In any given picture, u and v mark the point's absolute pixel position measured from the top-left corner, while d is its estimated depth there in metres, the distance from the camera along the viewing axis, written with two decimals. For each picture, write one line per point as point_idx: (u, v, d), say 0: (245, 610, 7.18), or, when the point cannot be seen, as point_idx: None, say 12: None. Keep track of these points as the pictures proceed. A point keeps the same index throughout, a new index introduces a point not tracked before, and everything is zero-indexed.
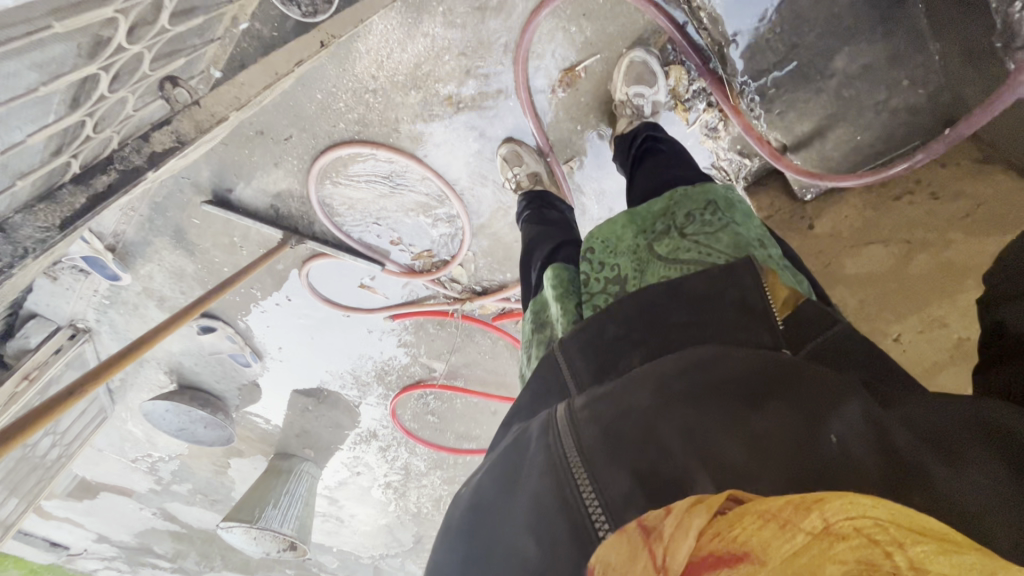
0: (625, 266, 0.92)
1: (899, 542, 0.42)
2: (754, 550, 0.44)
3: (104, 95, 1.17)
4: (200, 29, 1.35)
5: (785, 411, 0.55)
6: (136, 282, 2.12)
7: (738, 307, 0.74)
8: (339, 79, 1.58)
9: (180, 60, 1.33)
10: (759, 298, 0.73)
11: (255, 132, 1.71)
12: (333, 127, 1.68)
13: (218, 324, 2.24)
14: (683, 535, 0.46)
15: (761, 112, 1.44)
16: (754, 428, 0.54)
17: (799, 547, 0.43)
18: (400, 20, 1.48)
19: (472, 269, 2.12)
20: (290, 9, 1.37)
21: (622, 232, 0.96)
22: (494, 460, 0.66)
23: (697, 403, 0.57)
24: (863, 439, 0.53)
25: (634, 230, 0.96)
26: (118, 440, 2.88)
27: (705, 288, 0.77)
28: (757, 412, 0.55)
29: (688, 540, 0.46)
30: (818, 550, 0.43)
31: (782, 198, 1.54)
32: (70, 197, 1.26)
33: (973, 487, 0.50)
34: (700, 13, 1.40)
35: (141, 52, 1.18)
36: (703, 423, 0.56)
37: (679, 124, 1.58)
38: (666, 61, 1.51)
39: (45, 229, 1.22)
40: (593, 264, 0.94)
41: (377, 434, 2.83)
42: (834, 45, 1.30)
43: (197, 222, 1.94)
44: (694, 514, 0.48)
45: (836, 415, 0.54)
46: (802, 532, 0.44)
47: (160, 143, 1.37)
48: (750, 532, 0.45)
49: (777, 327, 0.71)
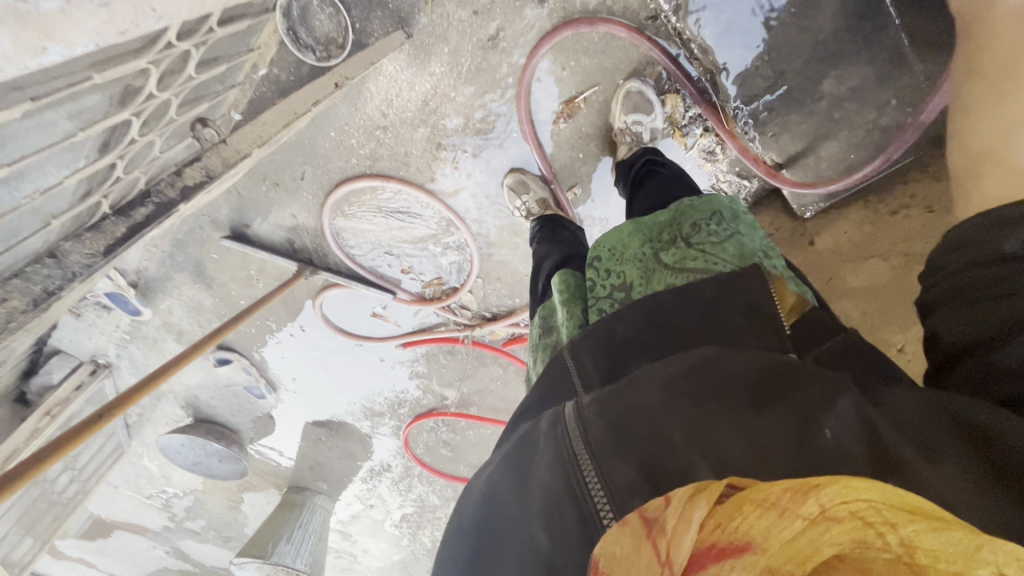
0: (632, 274, 0.95)
1: (891, 522, 0.50)
2: (756, 538, 0.51)
3: (133, 139, 1.25)
4: (222, 76, 1.45)
5: (782, 407, 0.57)
6: (156, 317, 2.19)
7: (747, 310, 0.77)
8: (351, 118, 1.67)
9: (203, 105, 1.42)
10: (768, 304, 0.77)
11: (273, 169, 1.80)
12: (346, 163, 1.76)
13: (233, 356, 2.29)
14: (687, 528, 0.51)
15: (755, 135, 1.49)
16: (753, 423, 0.56)
17: (796, 529, 0.51)
18: (407, 61, 1.57)
19: (481, 296, 2.16)
20: (306, 54, 1.51)
21: (629, 240, 0.99)
22: (501, 459, 0.68)
23: (700, 400, 0.59)
24: (854, 433, 0.55)
25: (642, 238, 1.00)
26: (134, 475, 2.90)
27: (713, 293, 0.79)
28: (756, 409, 0.57)
29: (690, 533, 0.51)
30: (813, 532, 0.52)
31: (784, 216, 1.59)
32: (113, 226, 1.37)
33: (953, 479, 0.52)
34: (691, 45, 1.45)
35: (168, 98, 1.26)
36: (705, 419, 0.57)
37: (678, 149, 1.62)
38: (661, 90, 1.56)
39: (91, 256, 1.33)
40: (600, 271, 0.98)
41: (389, 466, 2.81)
42: (821, 69, 1.36)
43: (216, 257, 2.02)
44: (697, 506, 0.51)
45: (830, 411, 0.56)
46: (799, 517, 0.51)
47: (192, 177, 1.46)
48: (751, 524, 0.51)
49: (784, 333, 0.74)
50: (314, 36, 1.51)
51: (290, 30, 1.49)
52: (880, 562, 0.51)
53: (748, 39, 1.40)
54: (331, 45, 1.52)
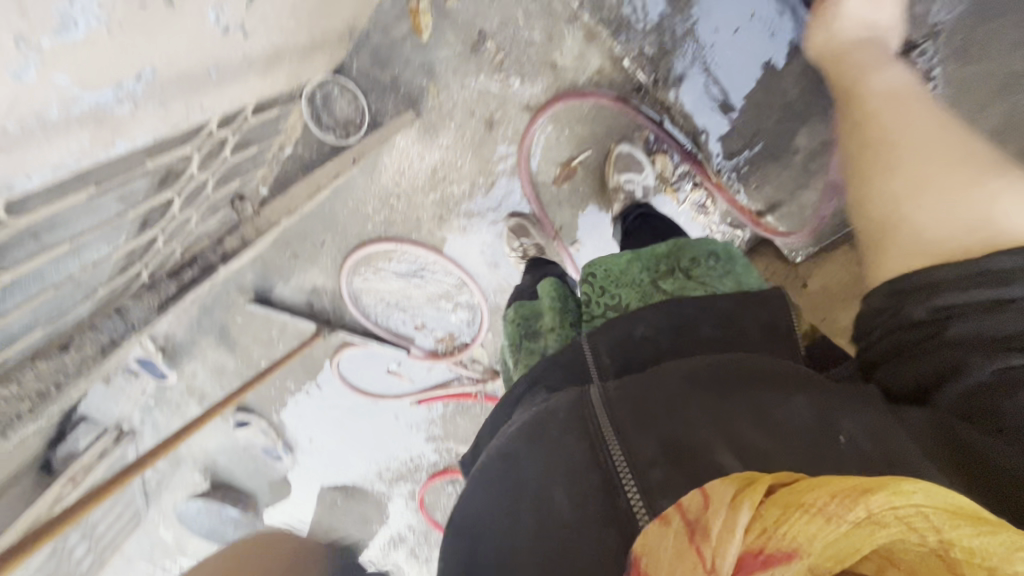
0: (629, 297, 1.01)
1: (939, 527, 0.50)
2: (802, 545, 0.49)
3: (173, 215, 1.39)
4: (253, 157, 1.62)
5: (804, 404, 0.63)
6: (181, 381, 2.28)
7: (763, 326, 0.83)
8: (368, 188, 1.83)
9: (235, 182, 1.58)
10: (785, 323, 0.83)
11: (295, 237, 1.95)
12: (362, 228, 1.91)
13: (252, 418, 2.35)
14: (731, 536, 0.49)
15: (740, 186, 1.61)
16: (775, 415, 0.62)
17: (842, 533, 0.49)
18: (418, 137, 1.73)
19: (492, 350, 2.22)
20: (327, 133, 1.69)
21: (629, 265, 1.06)
22: (508, 440, 0.68)
23: (727, 391, 0.65)
24: (867, 437, 0.61)
25: (639, 265, 1.06)
26: (149, 546, 2.87)
27: (732, 306, 0.85)
28: (779, 402, 0.63)
29: (734, 539, 0.49)
30: (860, 534, 0.50)
31: (775, 261, 1.65)
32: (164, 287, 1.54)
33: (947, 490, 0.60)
34: (673, 110, 1.61)
35: (206, 178, 1.41)
36: (730, 407, 0.64)
37: (671, 204, 1.72)
38: (649, 150, 1.68)
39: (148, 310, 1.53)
40: (595, 287, 1.04)
41: (404, 534, 2.72)
42: (793, 126, 1.48)
43: (240, 320, 2.14)
44: (740, 511, 0.50)
45: (847, 416, 0.63)
46: (848, 522, 0.49)
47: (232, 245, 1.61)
48: (797, 530, 0.49)
49: (798, 348, 0.82)
50: (334, 118, 1.70)
51: (314, 115, 1.68)
52: (913, 555, 0.50)
53: (721, 103, 1.54)
54: (350, 125, 1.70)
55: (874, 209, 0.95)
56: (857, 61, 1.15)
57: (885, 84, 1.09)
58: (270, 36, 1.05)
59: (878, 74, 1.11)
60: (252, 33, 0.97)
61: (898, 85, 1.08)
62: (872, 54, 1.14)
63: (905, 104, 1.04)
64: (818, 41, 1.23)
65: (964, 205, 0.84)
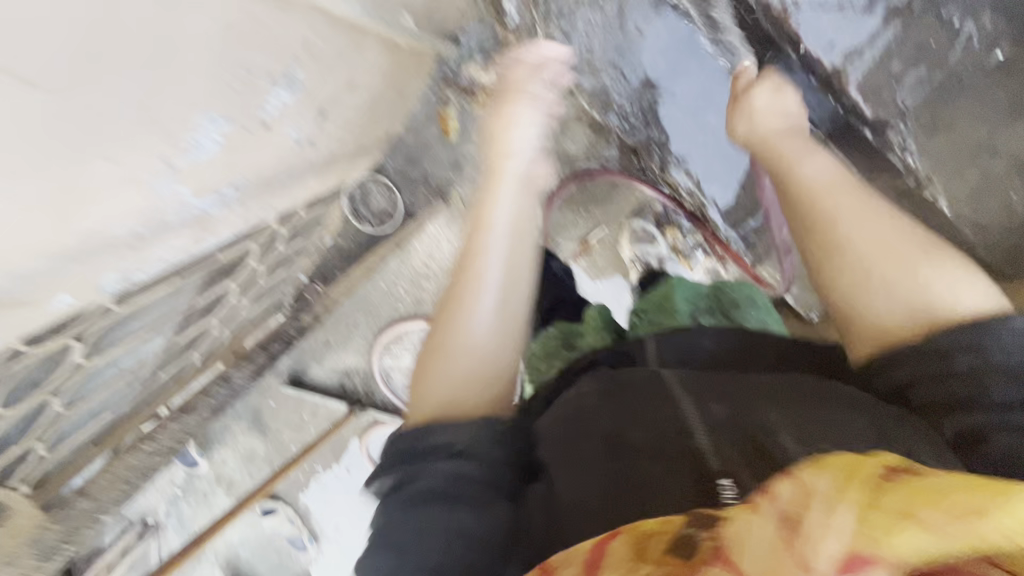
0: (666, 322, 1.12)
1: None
2: (900, 557, 0.40)
3: (228, 303, 1.50)
4: (300, 249, 1.80)
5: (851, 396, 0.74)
6: (211, 469, 2.29)
7: (816, 357, 0.92)
8: (401, 271, 1.99)
9: (283, 271, 1.73)
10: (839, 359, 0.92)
11: (331, 321, 2.08)
12: (393, 308, 2.04)
13: (280, 505, 2.33)
14: (832, 533, 0.42)
15: (750, 252, 1.67)
16: (826, 395, 0.74)
17: (937, 545, 0.41)
18: (446, 224, 1.90)
19: None
20: (365, 225, 1.88)
21: (669, 294, 1.18)
22: (597, 399, 0.81)
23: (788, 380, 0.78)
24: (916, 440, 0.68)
25: (678, 296, 1.18)
26: None
27: (792, 347, 0.94)
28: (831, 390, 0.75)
29: (835, 537, 0.42)
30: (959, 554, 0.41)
31: (792, 321, 1.70)
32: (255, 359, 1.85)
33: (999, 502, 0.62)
34: (678, 187, 1.72)
35: (259, 268, 1.55)
36: (789, 388, 0.75)
37: (685, 272, 1.80)
38: (660, 223, 1.81)
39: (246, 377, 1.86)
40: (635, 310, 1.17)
41: None
42: None
43: (274, 404, 2.21)
44: (842, 509, 0.43)
45: (896, 419, 0.71)
46: (943, 531, 0.41)
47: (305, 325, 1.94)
48: (899, 539, 0.41)
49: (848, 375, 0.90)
50: (372, 211, 1.89)
51: (353, 208, 1.85)
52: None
53: None
54: (386, 216, 1.89)
55: (832, 287, 0.90)
56: (753, 141, 1.10)
57: (803, 160, 1.01)
58: (330, 145, 1.23)
59: (787, 155, 1.04)
60: (317, 144, 1.14)
61: (819, 159, 1.01)
62: (776, 128, 1.08)
63: (809, 182, 0.98)
64: (731, 121, 1.21)
65: (908, 290, 0.83)
